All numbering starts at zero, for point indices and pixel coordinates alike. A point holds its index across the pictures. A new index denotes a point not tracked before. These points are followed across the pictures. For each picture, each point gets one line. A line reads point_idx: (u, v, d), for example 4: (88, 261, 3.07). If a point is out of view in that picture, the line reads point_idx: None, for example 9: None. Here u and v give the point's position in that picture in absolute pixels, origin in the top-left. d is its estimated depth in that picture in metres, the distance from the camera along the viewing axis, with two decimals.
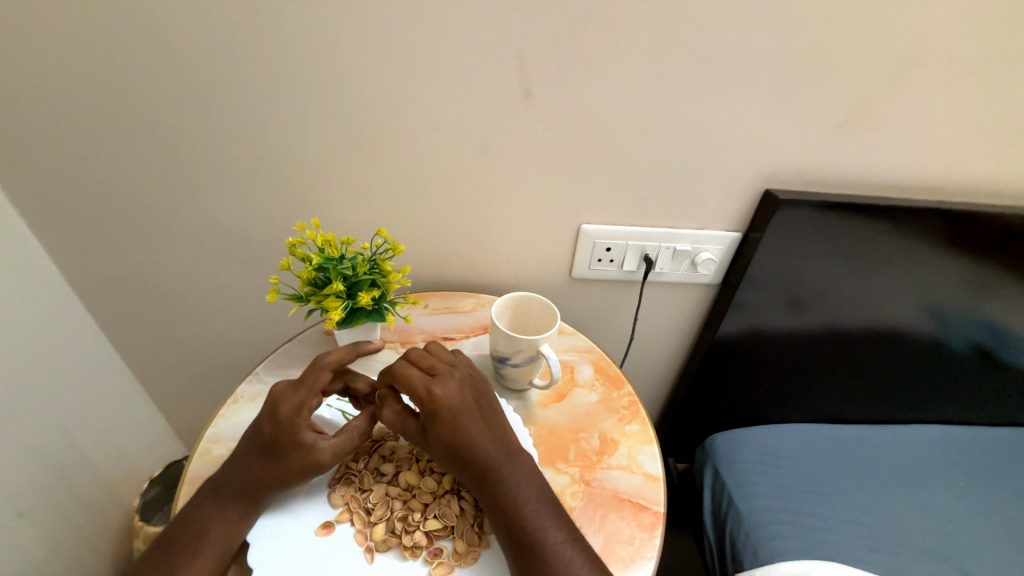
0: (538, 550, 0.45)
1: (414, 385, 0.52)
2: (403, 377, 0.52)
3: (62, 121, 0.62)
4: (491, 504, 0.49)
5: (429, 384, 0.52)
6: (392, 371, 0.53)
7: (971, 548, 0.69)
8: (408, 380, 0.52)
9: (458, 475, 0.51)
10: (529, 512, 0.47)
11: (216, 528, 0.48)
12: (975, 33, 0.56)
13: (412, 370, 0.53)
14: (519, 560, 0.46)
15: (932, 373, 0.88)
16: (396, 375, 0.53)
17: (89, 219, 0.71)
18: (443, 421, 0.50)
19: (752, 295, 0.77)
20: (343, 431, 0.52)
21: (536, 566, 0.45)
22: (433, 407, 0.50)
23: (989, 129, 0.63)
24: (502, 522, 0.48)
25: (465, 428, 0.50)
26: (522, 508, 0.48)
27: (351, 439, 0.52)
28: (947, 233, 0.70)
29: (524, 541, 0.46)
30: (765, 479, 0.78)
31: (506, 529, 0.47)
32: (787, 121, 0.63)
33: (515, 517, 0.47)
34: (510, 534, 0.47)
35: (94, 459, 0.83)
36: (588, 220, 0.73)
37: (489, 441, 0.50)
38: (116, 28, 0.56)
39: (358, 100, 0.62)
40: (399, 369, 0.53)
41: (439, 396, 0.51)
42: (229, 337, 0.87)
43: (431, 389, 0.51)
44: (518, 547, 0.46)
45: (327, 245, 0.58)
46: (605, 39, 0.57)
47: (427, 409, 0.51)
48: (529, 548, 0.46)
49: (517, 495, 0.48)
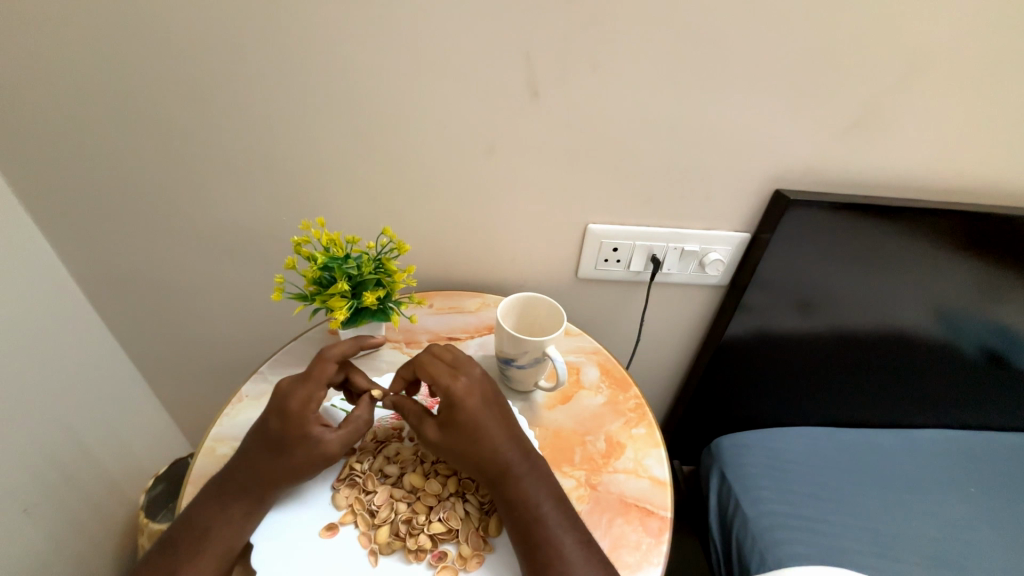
0: (550, 550, 0.45)
1: (437, 376, 0.52)
2: (428, 368, 0.53)
3: (68, 118, 0.62)
4: (504, 501, 0.48)
5: (451, 377, 0.52)
6: (417, 361, 0.54)
7: (983, 555, 0.67)
8: (432, 370, 0.53)
9: (469, 472, 0.50)
10: (542, 510, 0.47)
11: (220, 528, 0.47)
12: (991, 31, 0.55)
13: (436, 362, 0.54)
14: (530, 559, 0.45)
15: (942, 377, 0.87)
16: (421, 363, 0.54)
17: (94, 216, 0.71)
18: (462, 415, 0.50)
19: (761, 296, 0.76)
20: (348, 423, 0.52)
21: (548, 565, 0.44)
22: (453, 397, 0.51)
23: (1004, 130, 0.62)
24: (515, 520, 0.47)
25: (485, 422, 0.50)
26: (536, 506, 0.47)
27: (356, 431, 0.52)
28: (960, 235, 0.69)
29: (537, 540, 0.46)
30: (773, 484, 0.77)
31: (518, 527, 0.47)
32: (798, 121, 0.62)
33: (528, 515, 0.47)
34: (522, 532, 0.47)
35: (99, 456, 0.83)
36: (595, 220, 0.72)
37: (504, 437, 0.50)
38: (121, 25, 0.56)
39: (363, 98, 0.61)
40: (426, 359, 0.54)
41: (461, 388, 0.51)
42: (233, 335, 0.87)
43: (453, 381, 0.51)
44: (530, 545, 0.46)
45: (332, 245, 0.57)
46: (612, 36, 0.56)
47: (447, 401, 0.51)
48: (542, 547, 0.45)
49: (531, 492, 0.48)
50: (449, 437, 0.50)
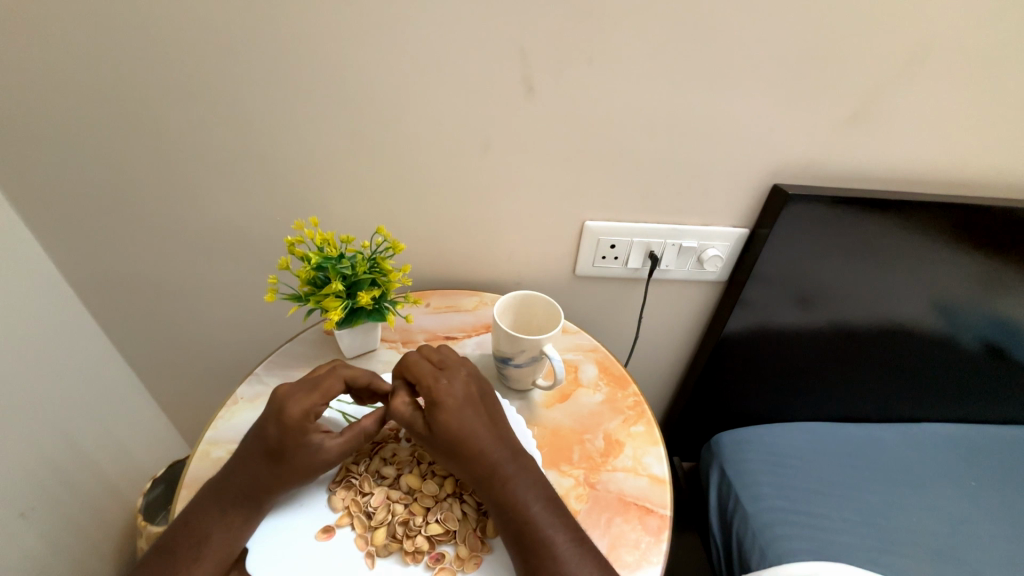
0: (543, 549, 0.45)
1: (421, 377, 0.52)
2: (413, 369, 0.53)
3: (57, 119, 0.61)
4: (494, 502, 0.48)
5: (434, 378, 0.52)
6: (405, 362, 0.54)
7: (983, 548, 0.67)
8: (417, 372, 0.53)
9: (459, 473, 0.50)
10: (532, 511, 0.47)
11: (217, 533, 0.47)
12: (990, 22, 0.54)
13: (423, 362, 0.54)
14: (524, 559, 0.45)
15: (942, 370, 0.87)
16: (408, 363, 0.54)
17: (86, 218, 0.70)
18: (446, 415, 0.50)
19: (760, 292, 0.76)
20: (348, 429, 0.52)
21: (542, 566, 0.44)
22: (434, 396, 0.51)
23: (1003, 122, 0.61)
24: (506, 521, 0.47)
25: (468, 424, 0.50)
26: (526, 506, 0.47)
27: (357, 439, 0.52)
28: (959, 228, 0.68)
29: (529, 540, 0.46)
30: (772, 480, 0.76)
31: (509, 528, 0.47)
32: (796, 114, 0.61)
33: (518, 516, 0.47)
34: (514, 532, 0.46)
35: (95, 459, 0.83)
36: (592, 217, 0.71)
37: (490, 437, 0.50)
38: (109, 23, 0.55)
39: (356, 96, 0.60)
40: (411, 360, 0.54)
41: (442, 390, 0.51)
42: (230, 337, 0.87)
43: (435, 382, 0.52)
44: (523, 546, 0.45)
45: (326, 244, 0.57)
46: (608, 31, 0.56)
47: (429, 403, 0.51)
48: (534, 548, 0.45)
49: (519, 492, 0.48)
50: (436, 435, 0.50)
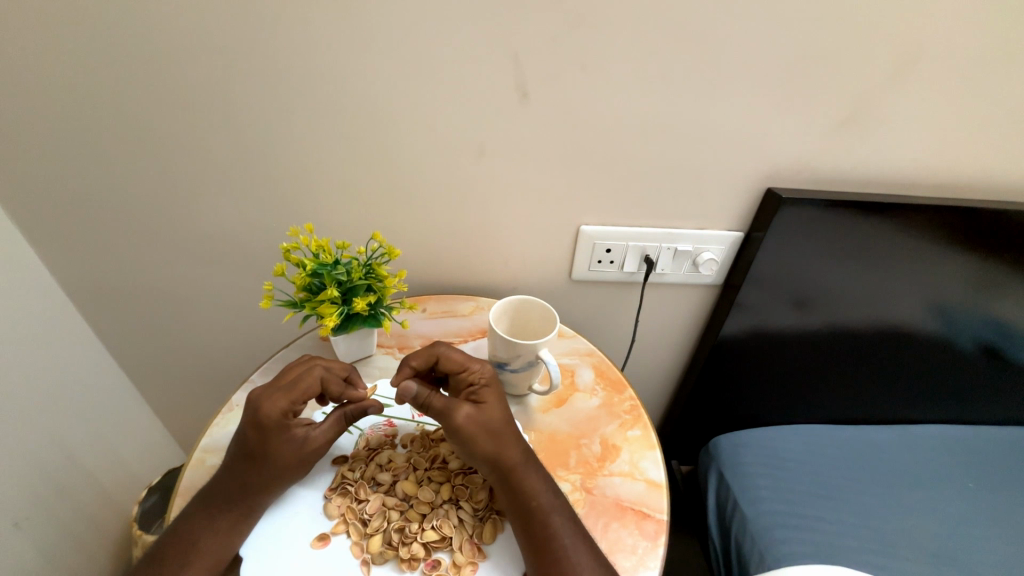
0: (560, 542, 0.45)
1: (467, 362, 0.55)
2: (454, 354, 0.55)
3: (50, 127, 0.61)
4: (513, 497, 0.48)
5: (478, 365, 0.55)
6: (438, 352, 0.55)
7: (981, 550, 0.67)
8: (459, 357, 0.55)
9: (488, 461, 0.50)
10: (551, 505, 0.48)
11: (207, 541, 0.47)
12: (979, 27, 0.55)
13: (459, 352, 0.56)
14: (541, 554, 0.45)
15: (938, 371, 0.87)
16: (445, 350, 0.55)
17: (80, 226, 0.70)
18: (494, 399, 0.53)
19: (757, 295, 0.76)
20: (331, 416, 0.54)
21: (557, 559, 0.44)
22: (484, 381, 0.54)
23: (995, 124, 0.61)
24: (524, 515, 0.47)
25: (505, 415, 0.53)
26: (545, 501, 0.48)
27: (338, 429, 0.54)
28: (953, 230, 0.68)
29: (545, 536, 0.46)
30: (771, 482, 0.76)
31: (526, 522, 0.47)
32: (789, 118, 0.62)
33: (537, 509, 0.47)
34: (531, 527, 0.46)
35: (90, 467, 0.82)
36: (588, 221, 0.71)
37: (516, 430, 0.52)
38: (103, 32, 0.55)
39: (351, 102, 0.61)
40: (447, 348, 0.55)
41: (490, 374, 0.55)
42: (226, 344, 0.86)
43: (483, 368, 0.55)
44: (540, 540, 0.45)
45: (322, 251, 0.57)
46: (601, 39, 0.56)
47: (480, 385, 0.54)
48: (552, 541, 0.45)
49: (540, 487, 0.49)
50: (484, 417, 0.51)
